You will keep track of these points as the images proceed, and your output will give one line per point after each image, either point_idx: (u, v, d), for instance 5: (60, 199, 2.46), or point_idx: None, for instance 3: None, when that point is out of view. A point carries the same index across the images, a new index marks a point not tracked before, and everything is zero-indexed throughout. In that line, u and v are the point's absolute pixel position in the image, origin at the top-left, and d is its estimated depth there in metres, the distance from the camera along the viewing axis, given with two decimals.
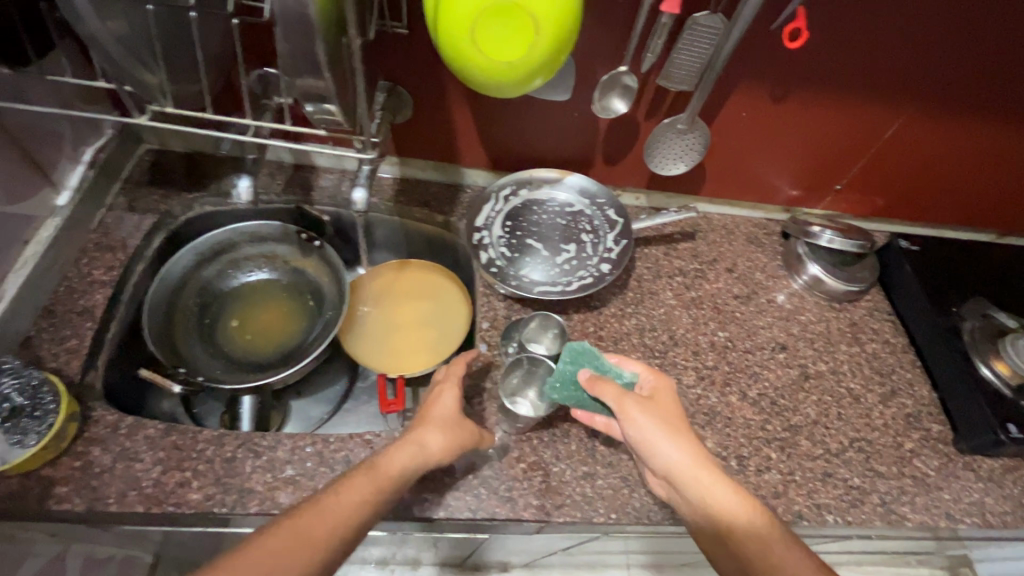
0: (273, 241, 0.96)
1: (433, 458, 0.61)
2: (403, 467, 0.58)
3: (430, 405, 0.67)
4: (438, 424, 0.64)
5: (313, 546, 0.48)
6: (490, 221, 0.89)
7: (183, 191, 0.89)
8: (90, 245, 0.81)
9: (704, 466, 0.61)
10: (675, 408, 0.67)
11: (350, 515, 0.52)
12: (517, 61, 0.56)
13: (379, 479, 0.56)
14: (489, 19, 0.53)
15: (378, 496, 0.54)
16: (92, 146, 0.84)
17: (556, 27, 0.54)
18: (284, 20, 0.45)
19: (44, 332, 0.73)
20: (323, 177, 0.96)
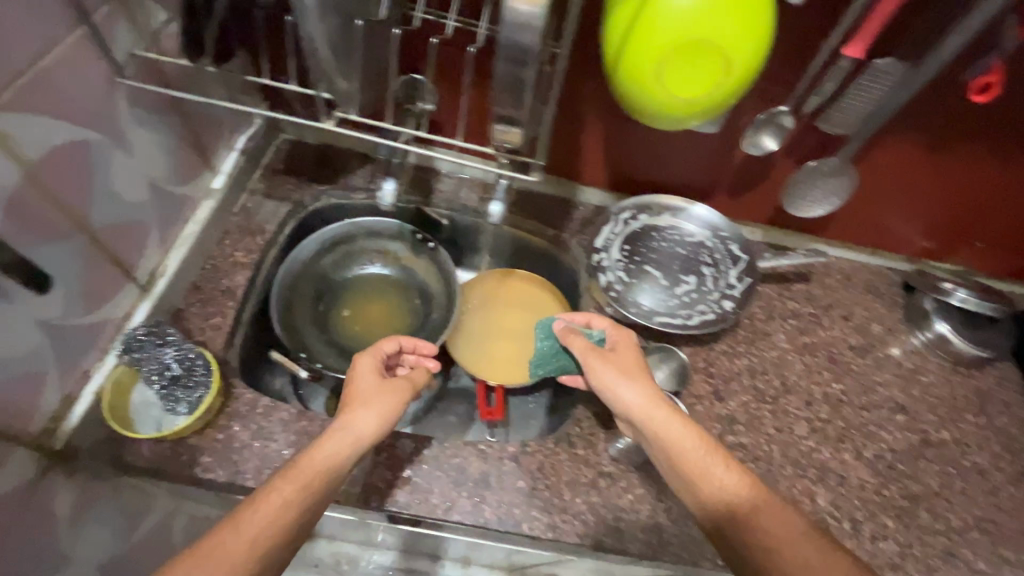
0: (389, 237, 0.97)
1: (372, 431, 0.60)
2: (344, 448, 0.57)
3: (351, 380, 0.65)
4: (364, 402, 0.61)
5: (245, 540, 0.47)
6: (609, 243, 0.88)
7: (315, 182, 0.93)
8: (232, 227, 0.85)
9: (656, 408, 0.61)
10: (630, 358, 0.67)
11: (288, 498, 0.50)
12: (699, 96, 0.56)
13: (307, 475, 0.53)
14: (683, 54, 0.52)
15: (317, 480, 0.53)
16: (242, 135, 0.91)
17: (749, 63, 0.53)
18: (505, 50, 0.45)
19: (192, 306, 0.77)
20: (443, 181, 0.98)
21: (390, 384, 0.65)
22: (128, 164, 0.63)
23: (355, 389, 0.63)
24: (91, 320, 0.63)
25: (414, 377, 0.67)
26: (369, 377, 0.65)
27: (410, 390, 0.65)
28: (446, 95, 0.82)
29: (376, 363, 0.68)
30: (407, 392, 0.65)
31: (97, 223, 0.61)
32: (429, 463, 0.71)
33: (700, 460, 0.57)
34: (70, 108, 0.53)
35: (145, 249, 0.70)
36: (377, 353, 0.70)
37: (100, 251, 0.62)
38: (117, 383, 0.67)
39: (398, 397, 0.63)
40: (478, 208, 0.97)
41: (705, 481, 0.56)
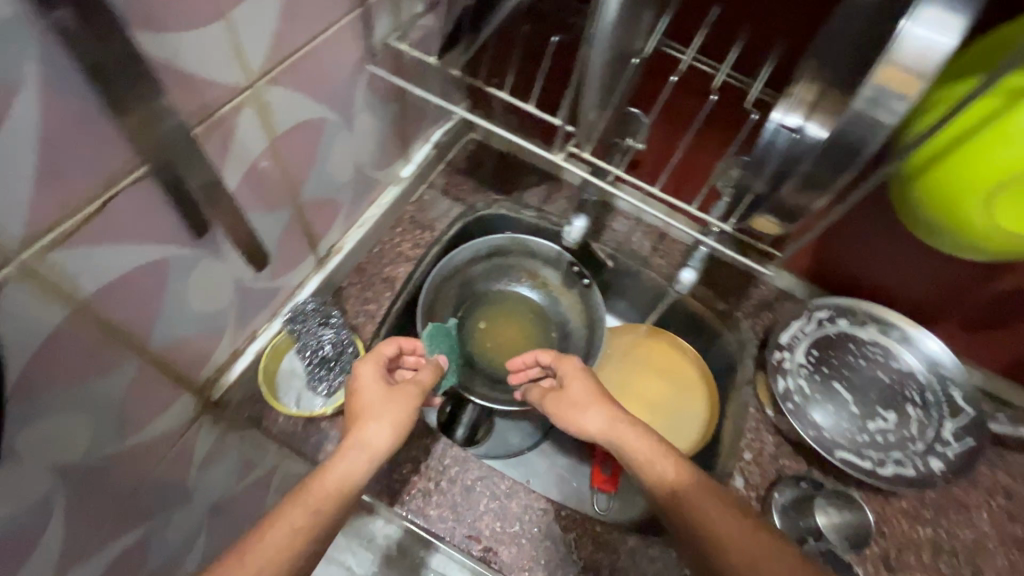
0: (545, 262, 0.91)
1: (389, 444, 0.55)
2: (358, 466, 0.53)
3: (357, 392, 0.59)
4: (375, 415, 0.56)
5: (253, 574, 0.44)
6: (795, 341, 0.76)
7: (491, 190, 0.91)
8: (405, 217, 0.86)
9: (613, 417, 0.61)
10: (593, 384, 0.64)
11: (302, 525, 0.48)
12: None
13: (315, 501, 0.50)
14: None
15: (329, 506, 0.50)
16: (439, 128, 0.89)
17: None
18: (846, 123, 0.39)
19: (353, 287, 0.78)
20: (617, 221, 0.92)
21: (400, 389, 0.59)
22: (346, 145, 0.64)
23: (362, 404, 0.57)
24: (275, 285, 0.64)
25: (421, 381, 0.61)
26: (376, 387, 0.58)
27: (421, 393, 0.60)
28: (658, 139, 0.76)
29: (380, 372, 0.60)
30: (419, 398, 0.60)
31: (306, 198, 0.61)
32: (540, 528, 0.65)
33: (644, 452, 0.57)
34: (321, 88, 0.54)
35: (333, 226, 0.71)
36: (377, 356, 0.62)
37: (300, 223, 0.63)
38: (275, 348, 0.67)
39: (410, 404, 0.58)
40: (647, 257, 0.90)
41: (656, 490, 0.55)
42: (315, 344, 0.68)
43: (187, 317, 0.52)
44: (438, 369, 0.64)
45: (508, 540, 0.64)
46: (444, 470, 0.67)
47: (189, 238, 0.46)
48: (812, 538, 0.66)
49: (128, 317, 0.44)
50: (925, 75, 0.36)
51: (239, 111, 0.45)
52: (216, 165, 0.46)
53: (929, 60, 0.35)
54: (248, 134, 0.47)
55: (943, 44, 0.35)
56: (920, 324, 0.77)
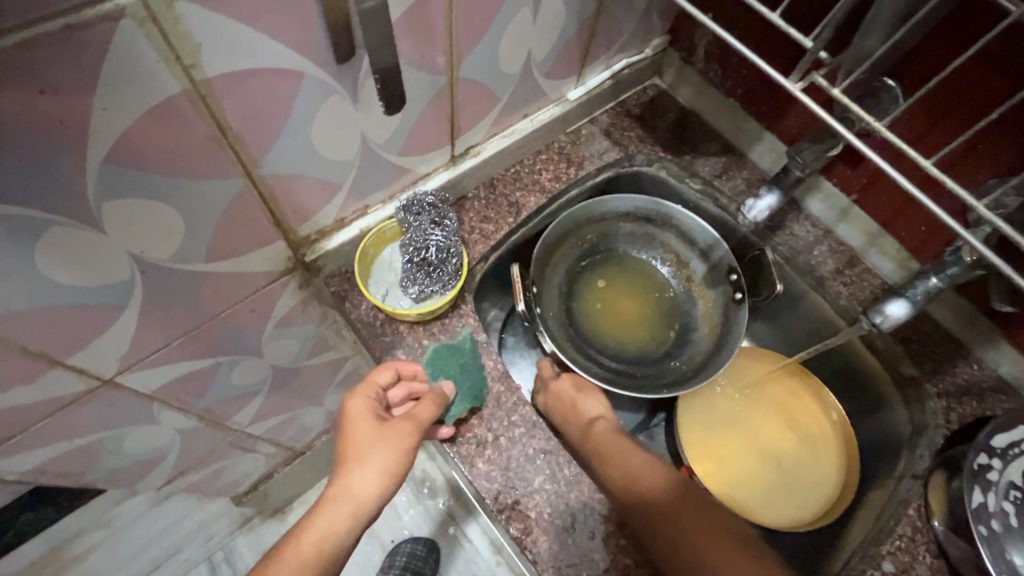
0: (694, 247, 0.76)
1: (374, 497, 0.52)
2: (341, 522, 0.50)
3: (345, 429, 0.55)
4: (365, 457, 0.52)
5: None
6: (1015, 450, 0.55)
7: (659, 145, 0.77)
8: (555, 146, 0.75)
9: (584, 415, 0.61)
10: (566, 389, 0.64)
11: None
12: None
13: (291, 569, 0.48)
14: None
15: (307, 571, 0.48)
16: (626, 58, 0.76)
17: None
18: None
19: (478, 201, 0.70)
20: (801, 224, 0.73)
21: (393, 427, 0.54)
22: (524, 30, 0.55)
23: (351, 443, 0.54)
24: (401, 163, 0.58)
25: (416, 414, 0.55)
26: (365, 425, 0.54)
27: (420, 431, 0.55)
28: (910, 127, 0.57)
29: (371, 406, 0.56)
30: (416, 437, 0.54)
31: (462, 74, 0.53)
32: (593, 537, 0.53)
33: (642, 482, 0.54)
34: None
35: (479, 123, 0.63)
36: (368, 386, 0.56)
37: (447, 102, 0.56)
38: (380, 233, 0.62)
39: (401, 446, 0.53)
40: (824, 279, 0.70)
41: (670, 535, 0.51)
42: (420, 241, 0.60)
43: (304, 158, 0.47)
44: (440, 400, 0.55)
45: (551, 533, 0.54)
46: (507, 426, 0.58)
47: (331, 59, 0.41)
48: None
49: (246, 125, 0.40)
50: None
51: None
52: None
53: None
54: None
55: None
56: None
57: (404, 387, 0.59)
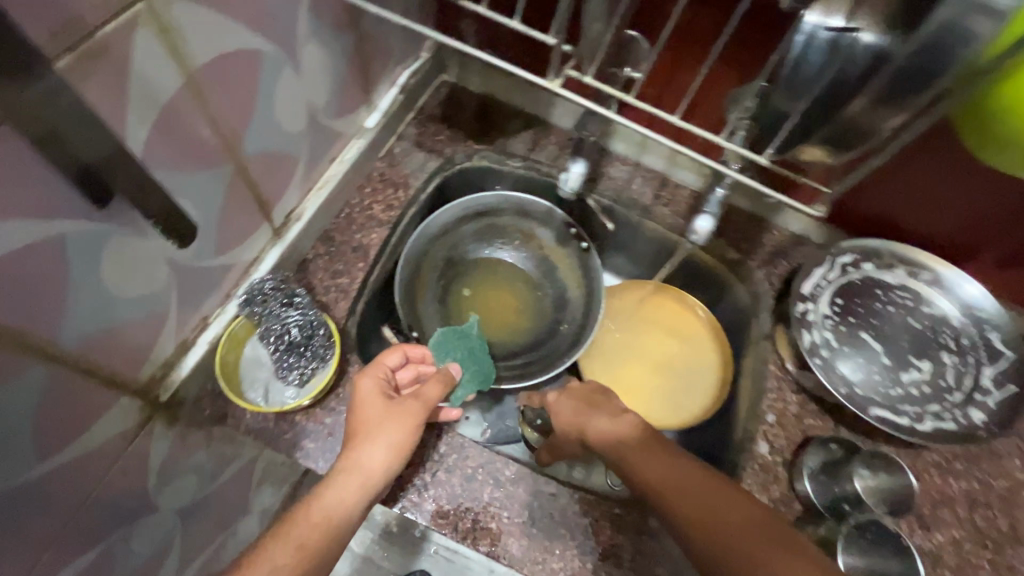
0: (538, 219, 0.82)
1: (385, 472, 0.51)
2: (353, 491, 0.48)
3: (353, 409, 0.54)
4: (377, 431, 0.52)
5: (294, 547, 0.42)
6: (819, 290, 0.69)
7: (470, 138, 0.80)
8: (374, 175, 0.75)
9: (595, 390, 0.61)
10: (571, 402, 0.59)
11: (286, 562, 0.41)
12: None
13: (303, 534, 0.44)
14: None
15: (318, 537, 0.44)
16: (406, 69, 0.76)
17: None
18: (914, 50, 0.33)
19: (321, 258, 0.68)
20: (615, 166, 0.82)
21: (403, 404, 0.54)
22: (293, 88, 0.53)
23: (362, 419, 0.53)
24: (222, 262, 0.54)
25: (425, 394, 0.56)
26: (376, 402, 0.54)
27: (428, 410, 0.55)
28: (660, 65, 0.65)
29: (381, 385, 0.56)
30: (423, 415, 0.55)
31: (248, 153, 0.50)
32: (552, 516, 0.58)
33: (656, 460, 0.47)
34: (250, 9, 0.42)
35: (288, 188, 0.60)
36: (377, 369, 0.58)
37: (244, 184, 0.52)
38: (232, 336, 0.58)
39: (412, 423, 0.53)
40: (648, 207, 0.80)
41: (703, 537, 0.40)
42: (278, 328, 0.58)
43: (107, 308, 0.43)
44: (446, 380, 0.59)
45: (517, 531, 0.58)
46: (440, 459, 0.60)
47: (89, 208, 0.37)
48: (847, 506, 0.60)
49: (16, 314, 0.35)
50: None
51: (132, 30, 0.34)
52: (113, 112, 0.35)
53: None
54: (150, 68, 0.37)
55: None
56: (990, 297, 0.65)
57: (409, 371, 0.61)
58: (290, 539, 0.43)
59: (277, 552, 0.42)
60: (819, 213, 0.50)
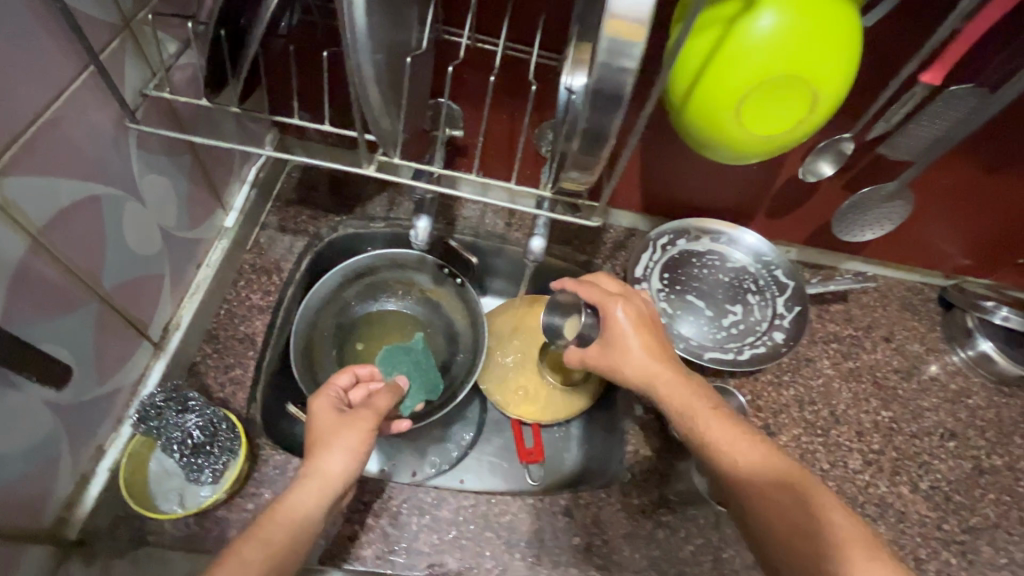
0: (411, 269, 0.91)
1: (343, 475, 0.55)
2: (311, 496, 0.53)
3: (309, 427, 0.59)
4: (333, 433, 0.57)
5: (263, 545, 0.49)
6: (649, 271, 0.84)
7: (331, 212, 0.87)
8: (246, 266, 0.79)
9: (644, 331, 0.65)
10: (638, 335, 0.64)
11: (255, 559, 0.47)
12: (753, 138, 0.52)
13: (274, 531, 0.50)
14: (759, 99, 0.49)
15: (285, 539, 0.50)
16: (253, 165, 0.82)
17: (769, 127, 0.51)
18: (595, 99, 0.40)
19: (210, 358, 0.71)
20: (467, 208, 0.93)
21: (353, 415, 0.59)
22: (143, 217, 0.57)
23: (315, 432, 0.58)
24: (106, 389, 0.57)
25: (377, 403, 0.62)
26: (327, 415, 0.59)
27: (377, 417, 0.60)
28: (474, 120, 0.77)
29: (333, 400, 0.62)
30: (373, 421, 0.60)
31: (109, 285, 0.54)
32: (477, 523, 0.65)
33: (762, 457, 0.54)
34: (78, 164, 0.47)
35: (160, 303, 0.64)
36: (330, 389, 0.64)
37: (112, 312, 0.55)
38: (134, 455, 0.60)
39: (363, 428, 0.58)
40: (504, 234, 0.92)
41: (782, 517, 0.50)
42: (179, 434, 0.59)
43: None
44: (395, 390, 0.64)
45: (450, 547, 0.64)
46: (366, 507, 0.65)
47: None
48: None
49: None
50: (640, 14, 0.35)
51: None
52: None
53: (640, 7, 0.35)
54: None
55: None
56: (764, 242, 0.83)
57: (363, 388, 0.66)
58: (262, 541, 0.49)
59: (249, 550, 0.48)
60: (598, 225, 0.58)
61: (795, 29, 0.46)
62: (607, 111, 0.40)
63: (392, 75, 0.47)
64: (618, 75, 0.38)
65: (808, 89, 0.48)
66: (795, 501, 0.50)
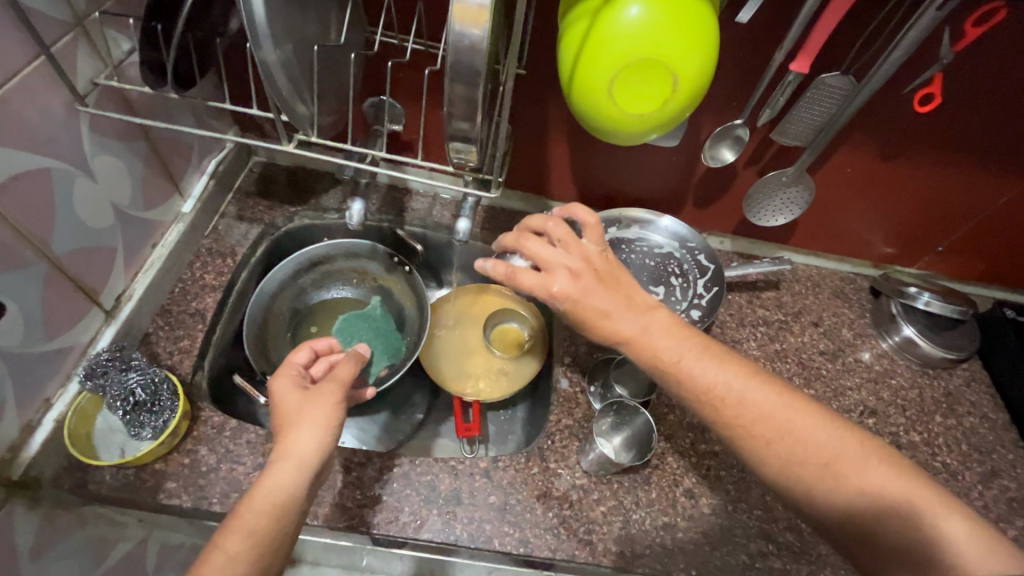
0: (364, 258, 0.97)
1: (317, 452, 0.54)
2: (287, 476, 0.51)
3: (274, 409, 0.58)
4: (298, 408, 0.56)
5: (244, 535, 0.48)
6: None
7: (287, 203, 0.93)
8: (203, 250, 0.85)
9: (605, 295, 0.58)
10: (597, 298, 0.57)
11: (238, 550, 0.47)
12: (627, 116, 0.58)
13: (252, 521, 0.48)
14: (625, 81, 0.55)
15: (267, 523, 0.49)
16: (213, 159, 0.89)
17: (640, 106, 0.57)
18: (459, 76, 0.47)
19: (160, 330, 0.77)
20: (416, 201, 0.99)
21: (318, 389, 0.58)
22: (93, 193, 0.64)
23: (282, 412, 0.57)
24: (54, 347, 0.63)
25: (342, 374, 0.61)
26: (291, 395, 0.58)
27: (344, 387, 0.60)
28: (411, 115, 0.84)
29: (295, 379, 0.61)
30: (341, 394, 0.59)
31: (59, 250, 0.60)
32: (399, 482, 0.70)
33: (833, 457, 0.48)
34: (27, 139, 0.54)
35: (112, 275, 0.70)
36: (292, 368, 0.63)
37: (61, 276, 0.62)
38: (80, 410, 0.65)
39: (331, 402, 0.57)
40: (450, 225, 0.98)
41: (872, 515, 0.46)
42: (122, 391, 0.65)
43: None
44: (357, 358, 0.64)
45: (372, 503, 0.68)
46: None
47: None
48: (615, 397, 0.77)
49: None
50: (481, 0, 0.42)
51: None
52: None
53: None
54: None
55: None
56: (686, 226, 0.88)
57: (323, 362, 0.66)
58: (239, 528, 0.48)
59: (229, 541, 0.47)
60: (497, 193, 0.63)
61: (651, 19, 0.53)
62: (469, 85, 0.46)
63: (300, 61, 0.54)
64: (469, 53, 0.44)
65: (667, 71, 0.55)
66: (869, 490, 0.47)
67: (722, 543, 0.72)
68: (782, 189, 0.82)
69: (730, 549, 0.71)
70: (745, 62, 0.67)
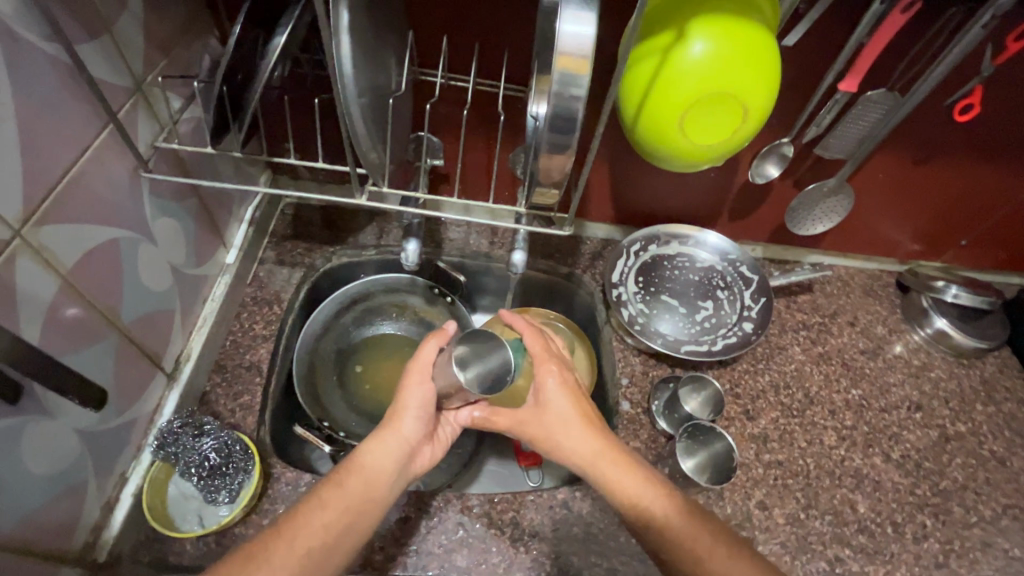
0: (404, 291, 0.96)
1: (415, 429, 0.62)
2: (385, 449, 0.60)
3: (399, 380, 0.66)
4: (418, 381, 0.62)
5: (343, 496, 0.56)
6: (625, 276, 0.90)
7: (325, 243, 0.92)
8: (248, 299, 0.84)
9: (580, 413, 0.64)
10: (573, 411, 0.64)
11: (336, 506, 0.55)
12: (697, 148, 0.59)
13: (352, 483, 0.57)
14: (697, 114, 0.56)
15: (361, 492, 0.57)
16: (248, 206, 0.87)
17: (711, 137, 0.58)
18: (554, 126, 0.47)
19: (218, 387, 0.75)
20: (451, 230, 0.98)
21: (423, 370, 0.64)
22: (154, 256, 0.62)
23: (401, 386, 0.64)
24: (125, 418, 0.61)
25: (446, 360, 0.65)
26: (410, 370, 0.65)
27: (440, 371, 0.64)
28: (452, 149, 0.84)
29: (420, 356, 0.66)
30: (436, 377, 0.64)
31: (127, 319, 0.59)
32: (482, 522, 0.70)
33: None
34: (102, 213, 0.53)
35: (171, 337, 0.69)
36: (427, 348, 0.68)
37: (130, 346, 0.60)
38: (154, 482, 0.64)
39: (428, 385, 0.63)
40: (489, 252, 0.98)
41: None
42: (196, 457, 0.63)
43: (27, 493, 0.48)
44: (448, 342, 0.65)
45: (458, 546, 0.68)
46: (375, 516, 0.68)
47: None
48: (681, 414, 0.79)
49: None
50: (583, 51, 0.43)
51: (13, 263, 0.44)
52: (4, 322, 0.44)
53: (583, 46, 0.43)
54: (32, 281, 0.46)
55: (590, 33, 0.42)
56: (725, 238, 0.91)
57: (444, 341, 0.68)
58: (340, 488, 0.56)
59: (331, 497, 0.55)
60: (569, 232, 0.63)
61: (723, 53, 0.54)
62: (565, 135, 0.47)
63: (376, 117, 0.54)
64: (570, 102, 0.45)
65: (738, 103, 0.56)
66: None
67: (800, 552, 0.73)
68: (822, 199, 0.84)
69: (808, 556, 0.73)
70: (791, 83, 0.69)
